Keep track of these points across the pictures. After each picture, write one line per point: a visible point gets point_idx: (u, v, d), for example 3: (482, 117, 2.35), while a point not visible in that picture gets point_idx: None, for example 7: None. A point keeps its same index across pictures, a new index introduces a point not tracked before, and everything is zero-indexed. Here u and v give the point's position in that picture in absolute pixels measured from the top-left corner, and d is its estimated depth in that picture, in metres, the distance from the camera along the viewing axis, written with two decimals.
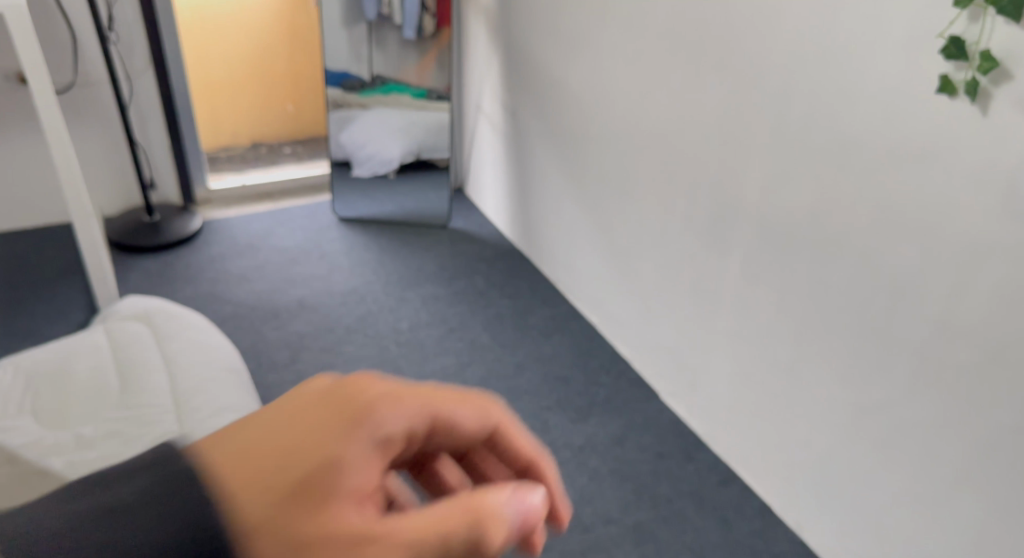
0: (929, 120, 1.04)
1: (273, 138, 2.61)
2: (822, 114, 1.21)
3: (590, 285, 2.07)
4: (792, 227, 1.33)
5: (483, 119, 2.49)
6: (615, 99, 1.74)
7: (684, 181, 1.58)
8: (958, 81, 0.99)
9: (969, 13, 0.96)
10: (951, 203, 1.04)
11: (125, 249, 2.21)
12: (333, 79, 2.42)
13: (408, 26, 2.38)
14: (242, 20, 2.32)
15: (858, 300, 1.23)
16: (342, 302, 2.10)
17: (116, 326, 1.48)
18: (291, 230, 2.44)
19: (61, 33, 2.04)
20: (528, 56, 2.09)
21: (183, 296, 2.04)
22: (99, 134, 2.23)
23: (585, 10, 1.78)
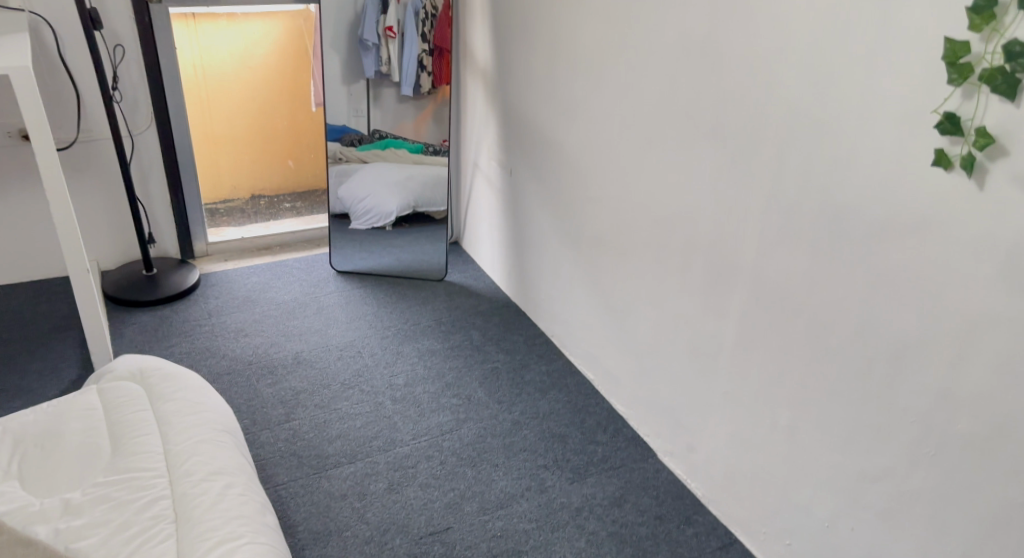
0: (926, 192, 1.06)
1: (273, 192, 2.63)
2: (820, 180, 1.23)
3: (586, 340, 2.06)
4: (790, 292, 1.34)
5: (480, 175, 2.52)
6: (611, 161, 1.77)
7: (681, 241, 1.60)
8: (954, 154, 1.01)
9: (963, 90, 0.99)
10: (950, 272, 1.05)
11: (122, 303, 2.19)
12: (333, 133, 2.45)
13: (406, 84, 2.43)
14: (245, 77, 2.39)
15: (859, 364, 1.23)
16: (338, 357, 2.09)
17: (111, 386, 1.46)
18: (288, 284, 2.43)
19: (66, 91, 2.07)
20: (526, 116, 2.13)
21: (178, 351, 2.02)
22: (99, 188, 2.24)
23: (581, 74, 1.83)
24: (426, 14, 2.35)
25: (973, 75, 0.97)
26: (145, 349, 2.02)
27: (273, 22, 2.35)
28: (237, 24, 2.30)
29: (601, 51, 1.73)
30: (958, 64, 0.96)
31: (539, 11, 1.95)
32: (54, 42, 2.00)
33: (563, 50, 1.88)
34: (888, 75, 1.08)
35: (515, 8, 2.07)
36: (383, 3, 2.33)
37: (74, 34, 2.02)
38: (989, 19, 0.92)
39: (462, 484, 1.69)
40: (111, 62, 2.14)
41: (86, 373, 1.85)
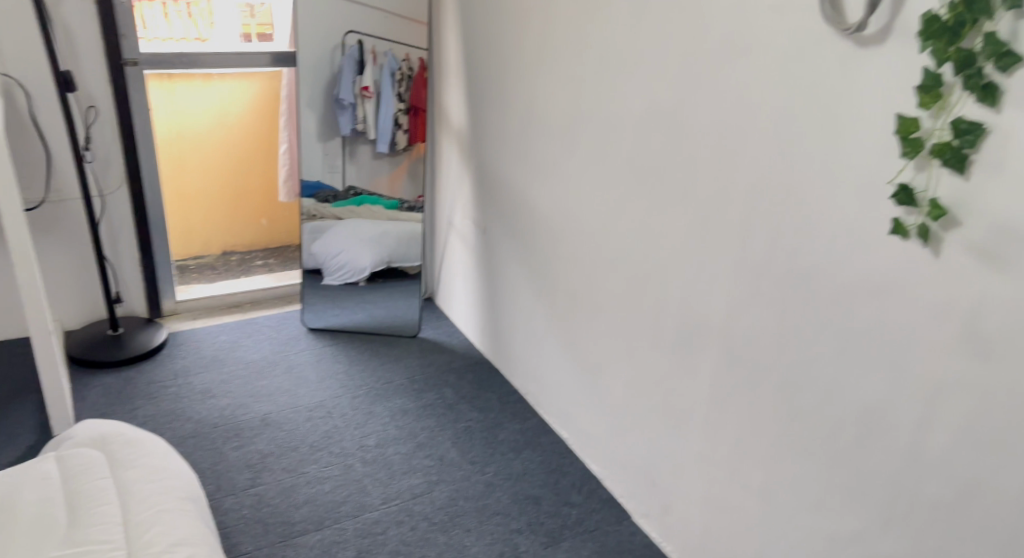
0: (887, 260, 1.10)
1: (245, 247, 2.73)
2: (786, 243, 1.27)
3: (560, 398, 2.05)
4: (759, 352, 1.36)
5: (455, 233, 2.54)
6: (583, 221, 1.81)
7: (653, 300, 1.62)
8: (910, 224, 1.05)
9: (915, 164, 1.03)
10: (913, 336, 1.08)
11: (84, 365, 2.14)
12: (308, 189, 2.44)
13: (382, 140, 2.46)
14: (220, 137, 2.50)
15: (829, 425, 1.24)
16: (307, 418, 2.04)
17: (71, 453, 1.41)
18: (258, 342, 2.40)
19: (35, 151, 2.06)
20: (499, 176, 2.17)
21: (142, 414, 1.97)
22: (66, 247, 2.20)
23: (554, 136, 1.87)
24: (402, 75, 2.40)
25: (924, 149, 1.00)
26: (107, 413, 1.96)
27: (248, 83, 2.45)
28: (214, 85, 2.39)
29: (573, 115, 1.78)
30: (910, 138, 1.00)
31: (512, 76, 2.01)
32: (26, 103, 2.00)
33: (536, 114, 1.93)
34: (847, 146, 1.12)
35: (488, 72, 2.13)
36: (359, 63, 2.35)
37: (47, 93, 2.02)
38: (937, 98, 0.96)
39: (432, 551, 1.64)
40: (84, 123, 2.13)
41: (44, 439, 1.79)
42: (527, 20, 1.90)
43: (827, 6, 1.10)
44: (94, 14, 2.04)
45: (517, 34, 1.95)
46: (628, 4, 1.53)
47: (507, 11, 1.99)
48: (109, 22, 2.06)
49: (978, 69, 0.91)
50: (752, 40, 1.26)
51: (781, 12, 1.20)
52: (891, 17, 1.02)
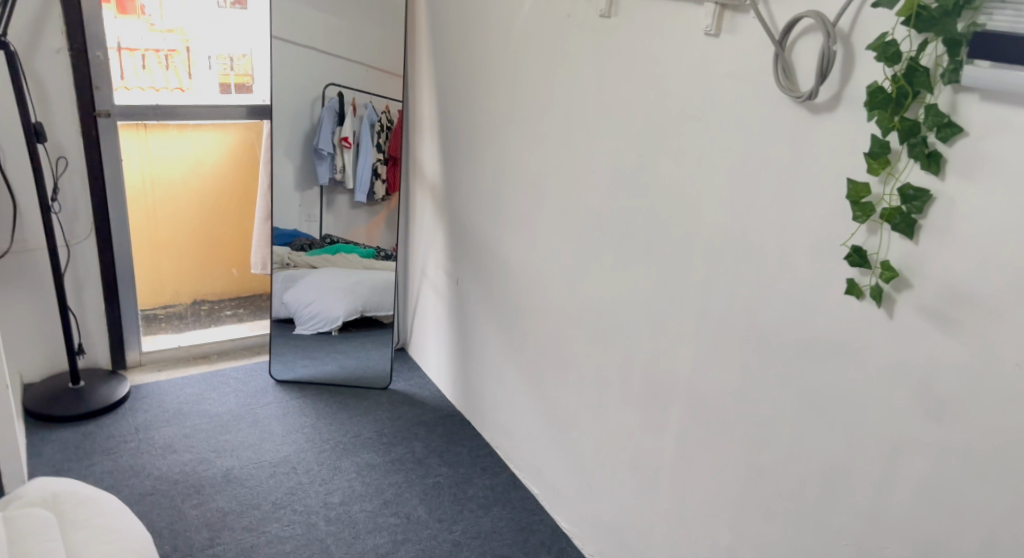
0: (842, 321, 1.12)
1: (216, 300, 2.63)
2: (746, 303, 1.29)
3: (530, 453, 2.03)
4: (723, 410, 1.37)
5: (427, 284, 2.54)
6: (552, 276, 1.82)
7: (620, 356, 1.63)
8: (864, 285, 1.07)
9: (867, 226, 1.06)
10: (870, 396, 1.09)
11: (42, 419, 2.08)
12: (281, 237, 2.45)
13: (360, 190, 2.48)
14: (193, 186, 2.46)
15: (792, 484, 1.24)
16: (271, 474, 2.00)
17: (20, 513, 1.33)
18: (225, 395, 2.36)
19: (2, 201, 2.04)
20: (471, 230, 2.19)
21: (99, 471, 1.92)
22: (29, 297, 2.17)
23: (523, 193, 1.90)
24: (382, 126, 2.43)
25: (874, 214, 1.04)
26: (63, 469, 1.90)
27: (224, 133, 2.43)
28: (188, 134, 2.37)
29: (542, 173, 1.81)
30: (861, 203, 1.03)
31: (484, 133, 2.05)
32: None
33: (506, 171, 1.96)
34: (802, 209, 1.16)
35: (461, 129, 2.17)
36: (338, 115, 2.38)
37: (16, 144, 2.02)
38: (886, 164, 0.99)
39: None
40: (53, 174, 2.12)
41: None
42: (498, 80, 1.95)
43: (781, 76, 1.14)
44: (68, 67, 2.06)
45: (488, 93, 2.00)
46: (593, 68, 1.58)
47: (478, 71, 2.04)
48: (83, 75, 2.09)
49: (921, 137, 0.95)
50: (709, 106, 1.31)
51: (737, 80, 1.24)
52: (838, 87, 1.07)
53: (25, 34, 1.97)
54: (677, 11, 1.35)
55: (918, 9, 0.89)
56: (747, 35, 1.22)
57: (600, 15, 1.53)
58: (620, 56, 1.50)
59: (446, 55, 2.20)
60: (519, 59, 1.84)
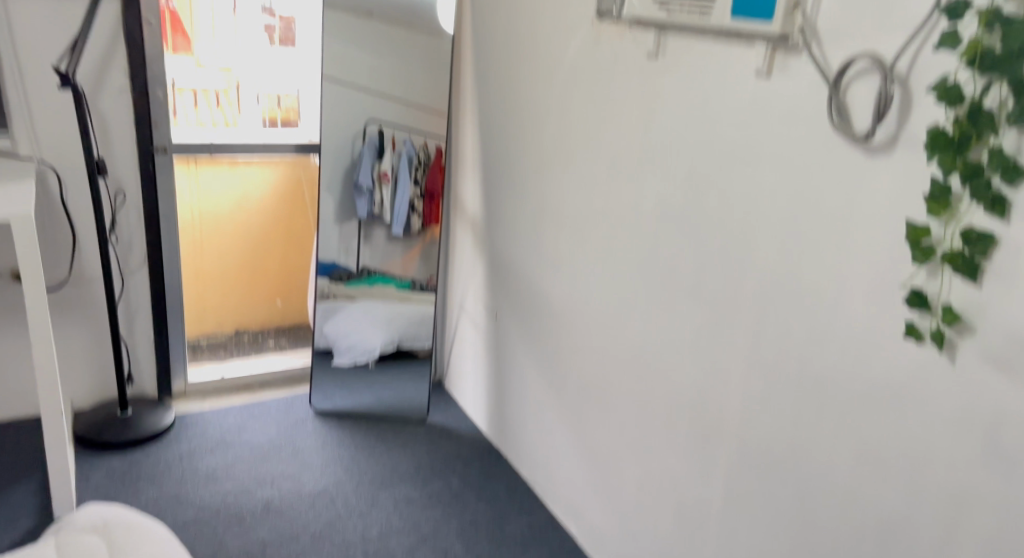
0: (900, 367, 1.09)
1: (259, 329, 2.73)
2: (797, 345, 1.27)
3: (569, 492, 2.00)
4: (773, 454, 1.34)
5: (466, 318, 2.55)
6: (594, 313, 1.81)
7: (664, 395, 1.60)
8: (924, 328, 1.05)
9: (928, 269, 1.04)
10: (931, 445, 1.06)
11: (91, 446, 2.12)
12: (321, 269, 2.49)
13: (397, 223, 2.51)
14: (241, 221, 2.56)
15: (847, 534, 1.20)
16: (310, 506, 2.00)
17: (71, 539, 1.34)
18: (266, 425, 2.38)
19: (62, 233, 2.11)
20: (512, 266, 2.20)
21: (144, 499, 1.94)
22: (83, 326, 2.23)
23: (565, 230, 1.91)
24: (419, 161, 2.46)
25: (935, 256, 1.01)
26: (110, 496, 1.93)
27: (272, 169, 2.53)
28: (238, 170, 2.46)
29: (584, 210, 1.82)
30: (921, 245, 1.01)
31: (527, 171, 2.07)
32: (58, 188, 2.08)
33: (549, 209, 1.97)
34: (858, 249, 1.14)
35: (504, 165, 2.20)
36: (378, 150, 2.43)
37: (78, 179, 2.10)
38: (947, 207, 0.98)
39: None
40: (111, 207, 2.20)
41: (43, 523, 1.76)
42: (542, 119, 1.97)
43: (834, 113, 1.15)
44: (130, 106, 2.14)
45: (532, 130, 2.03)
46: (639, 107, 1.59)
47: (523, 109, 2.06)
48: (144, 112, 2.15)
49: (985, 179, 0.93)
50: (761, 146, 1.30)
51: (789, 121, 1.24)
52: (897, 129, 1.06)
53: (92, 74, 2.06)
54: (728, 52, 1.35)
55: (982, 53, 0.88)
56: (800, 75, 1.22)
57: (648, 56, 1.55)
58: (667, 96, 1.51)
59: (491, 94, 2.24)
60: (564, 99, 1.86)
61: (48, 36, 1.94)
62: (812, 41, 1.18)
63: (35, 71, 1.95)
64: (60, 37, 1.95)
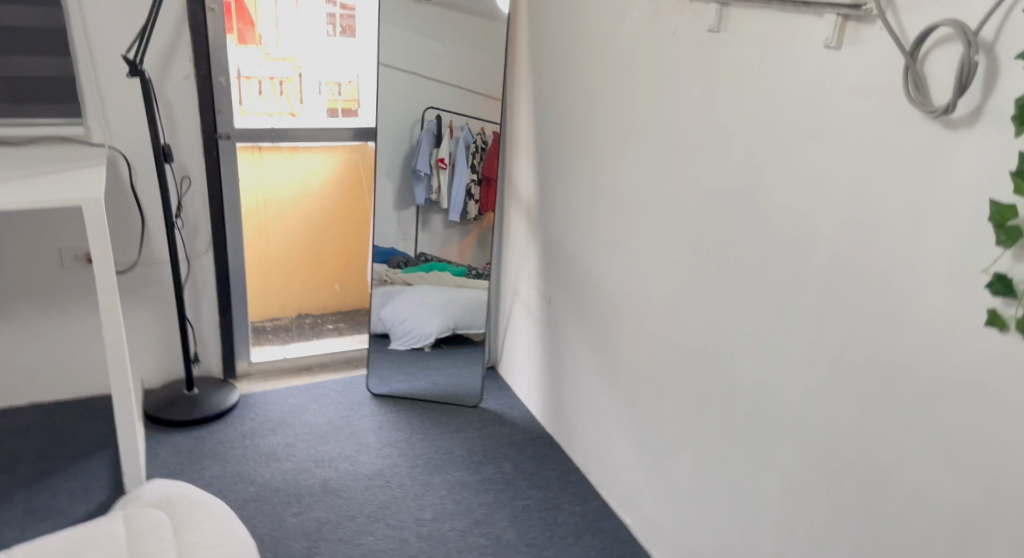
0: (980, 357, 1.02)
1: (319, 312, 2.77)
2: (866, 333, 1.20)
3: (623, 481, 1.97)
4: (838, 448, 1.27)
5: (519, 304, 2.53)
6: (648, 299, 1.77)
7: (722, 384, 1.55)
8: (1008, 316, 0.97)
9: (1013, 252, 0.97)
10: (1016, 441, 0.98)
11: (159, 423, 2.21)
12: (380, 255, 2.52)
13: (453, 210, 2.53)
14: (302, 207, 2.59)
15: (918, 532, 1.14)
16: (366, 487, 2.03)
17: (139, 513, 1.39)
18: (325, 407, 2.43)
19: (131, 217, 2.20)
20: (566, 251, 2.16)
21: (208, 475, 2.01)
22: (152, 308, 2.32)
23: (621, 215, 1.86)
24: (476, 147, 2.46)
25: (1022, 238, 0.94)
26: (176, 472, 2.01)
27: (333, 155, 2.55)
28: (299, 157, 2.49)
29: (642, 193, 1.77)
30: (1006, 227, 0.94)
31: (583, 154, 2.02)
32: (127, 174, 2.16)
33: (604, 191, 1.93)
34: (933, 233, 1.07)
35: (559, 149, 2.16)
36: (436, 137, 2.44)
37: (147, 166, 2.18)
38: None
39: None
40: (177, 192, 2.27)
41: (114, 496, 1.84)
42: (598, 99, 1.93)
43: (910, 89, 1.06)
44: (194, 93, 2.20)
45: (589, 111, 1.98)
46: (699, 85, 1.54)
47: (580, 90, 2.02)
48: (207, 99, 2.21)
49: None
50: (829, 122, 1.23)
51: (859, 97, 1.17)
52: (980, 101, 0.98)
53: (158, 63, 2.13)
54: (796, 24, 1.28)
55: None
56: (874, 44, 1.14)
57: (709, 29, 1.49)
58: (729, 71, 1.45)
59: (546, 76, 2.20)
60: (621, 78, 1.81)
61: (118, 27, 2.01)
62: (887, 9, 1.10)
63: (106, 60, 2.03)
64: (128, 27, 2.02)
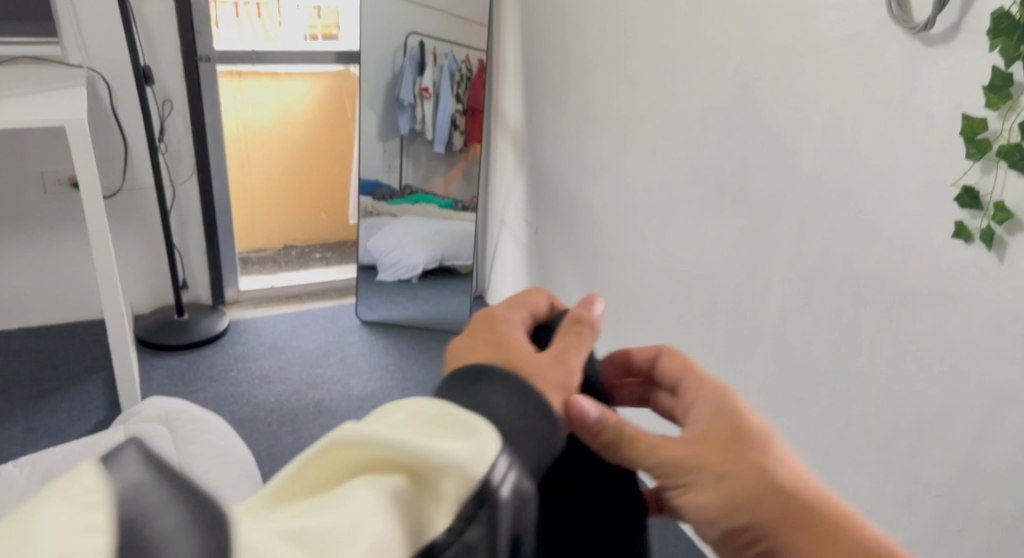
0: (947, 266, 1.07)
1: (306, 243, 2.77)
2: (842, 246, 1.24)
3: None
4: (813, 357, 1.34)
5: (507, 233, 2.56)
6: (633, 222, 1.81)
7: (704, 302, 1.60)
8: (973, 227, 1.02)
9: (982, 165, 1.01)
10: (976, 344, 1.04)
11: (152, 347, 2.25)
12: (365, 188, 2.53)
13: (438, 141, 2.53)
14: (284, 135, 2.55)
15: (882, 433, 1.22)
16: (359, 408, 2.10)
17: (138, 427, 1.44)
18: (315, 333, 2.48)
19: (114, 141, 2.19)
20: (553, 178, 2.18)
21: (203, 396, 2.07)
22: (138, 234, 2.33)
23: (608, 140, 1.87)
24: (462, 76, 2.43)
25: (991, 152, 0.98)
26: (171, 393, 2.07)
27: (314, 81, 2.50)
28: (281, 82, 2.44)
29: (629, 117, 1.78)
30: (976, 140, 0.98)
31: (571, 78, 2.01)
32: (107, 96, 2.13)
33: (591, 115, 1.94)
34: (908, 147, 1.10)
35: (546, 73, 2.14)
36: (420, 65, 2.42)
37: (127, 89, 2.15)
38: (1007, 98, 0.94)
39: None
40: (160, 116, 2.25)
41: (112, 415, 1.90)
42: (587, 21, 1.90)
43: (892, 6, 1.08)
44: (172, 13, 2.14)
45: (577, 33, 1.96)
46: (688, 3, 1.53)
47: (567, 12, 1.99)
48: (186, 20, 2.16)
49: None
50: (814, 39, 1.24)
51: (842, 13, 1.18)
52: (959, 15, 1.00)
53: None
54: None
55: None
56: None
57: None
58: None
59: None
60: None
61: None
62: None
63: None
64: None
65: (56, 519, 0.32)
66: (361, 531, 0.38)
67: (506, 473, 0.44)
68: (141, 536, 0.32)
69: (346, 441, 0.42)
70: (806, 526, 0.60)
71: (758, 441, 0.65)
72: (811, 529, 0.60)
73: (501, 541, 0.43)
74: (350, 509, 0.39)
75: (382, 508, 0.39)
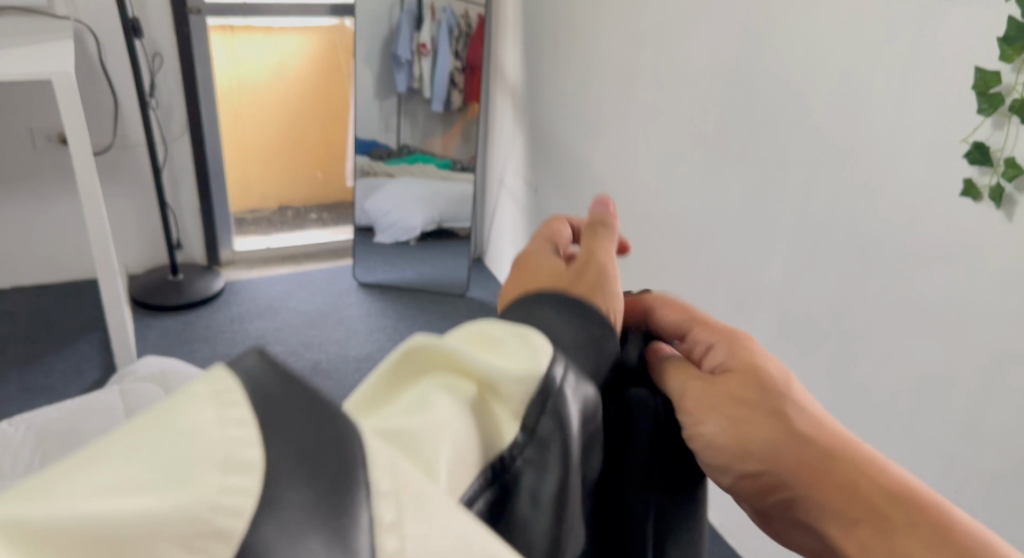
0: (954, 225, 1.05)
1: (302, 203, 2.72)
2: (849, 206, 1.21)
3: None
4: (816, 318, 1.32)
5: (507, 194, 2.52)
6: (635, 182, 1.78)
7: (706, 263, 1.58)
8: (983, 185, 1.00)
9: (993, 121, 0.98)
10: (980, 304, 1.03)
11: (147, 307, 2.24)
12: (361, 148, 2.50)
13: (437, 99, 2.47)
14: (278, 92, 2.46)
15: (884, 394, 1.21)
16: (356, 368, 2.10)
17: (133, 386, 1.43)
18: (311, 294, 2.46)
19: (103, 95, 2.15)
20: (553, 137, 2.14)
21: (200, 356, 2.06)
22: (130, 191, 2.30)
23: (611, 97, 1.83)
24: (460, 32, 2.37)
25: (1004, 106, 0.96)
26: (168, 353, 2.06)
27: (309, 36, 2.41)
28: (274, 37, 2.36)
29: (632, 73, 1.73)
30: (989, 94, 0.96)
31: (573, 33, 1.96)
32: (95, 49, 2.08)
33: (594, 70, 1.89)
34: (917, 102, 1.07)
35: (547, 28, 2.09)
36: (417, 20, 2.35)
37: (115, 42, 2.09)
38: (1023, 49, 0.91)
39: None
40: (150, 71, 2.20)
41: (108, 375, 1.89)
42: None
43: None
44: None
45: None
46: None
47: None
48: None
49: None
50: None
51: None
52: None
53: None
54: None
55: None
56: None
57: None
58: None
59: None
60: None
61: None
62: None
63: None
64: None
65: (191, 409, 0.27)
66: (442, 438, 0.36)
67: (569, 377, 0.42)
68: (270, 426, 0.27)
69: (419, 349, 0.39)
70: (825, 473, 0.51)
71: (781, 389, 0.56)
72: (829, 479, 0.50)
73: (572, 450, 0.40)
74: (433, 416, 0.36)
75: (462, 413, 0.37)
